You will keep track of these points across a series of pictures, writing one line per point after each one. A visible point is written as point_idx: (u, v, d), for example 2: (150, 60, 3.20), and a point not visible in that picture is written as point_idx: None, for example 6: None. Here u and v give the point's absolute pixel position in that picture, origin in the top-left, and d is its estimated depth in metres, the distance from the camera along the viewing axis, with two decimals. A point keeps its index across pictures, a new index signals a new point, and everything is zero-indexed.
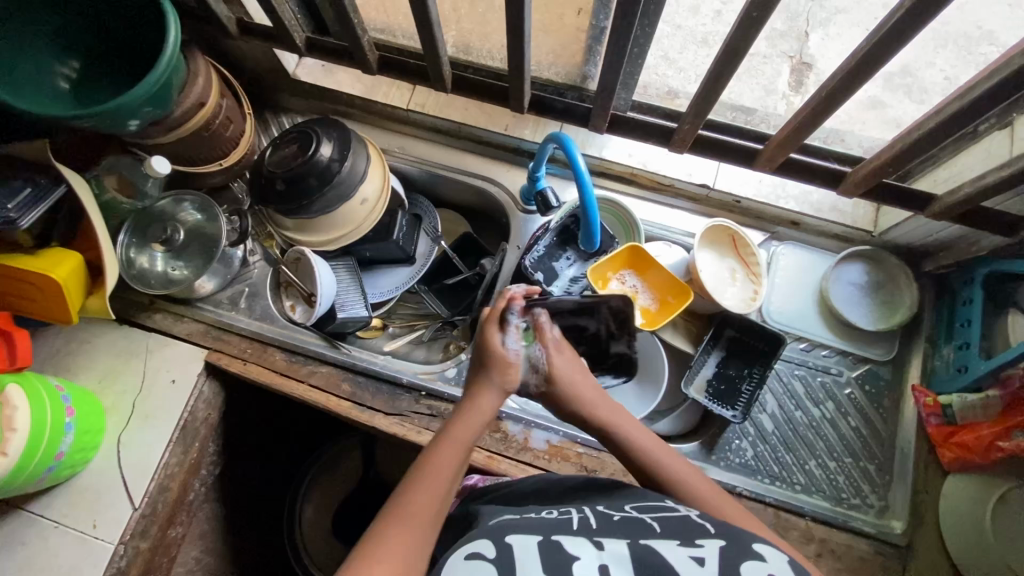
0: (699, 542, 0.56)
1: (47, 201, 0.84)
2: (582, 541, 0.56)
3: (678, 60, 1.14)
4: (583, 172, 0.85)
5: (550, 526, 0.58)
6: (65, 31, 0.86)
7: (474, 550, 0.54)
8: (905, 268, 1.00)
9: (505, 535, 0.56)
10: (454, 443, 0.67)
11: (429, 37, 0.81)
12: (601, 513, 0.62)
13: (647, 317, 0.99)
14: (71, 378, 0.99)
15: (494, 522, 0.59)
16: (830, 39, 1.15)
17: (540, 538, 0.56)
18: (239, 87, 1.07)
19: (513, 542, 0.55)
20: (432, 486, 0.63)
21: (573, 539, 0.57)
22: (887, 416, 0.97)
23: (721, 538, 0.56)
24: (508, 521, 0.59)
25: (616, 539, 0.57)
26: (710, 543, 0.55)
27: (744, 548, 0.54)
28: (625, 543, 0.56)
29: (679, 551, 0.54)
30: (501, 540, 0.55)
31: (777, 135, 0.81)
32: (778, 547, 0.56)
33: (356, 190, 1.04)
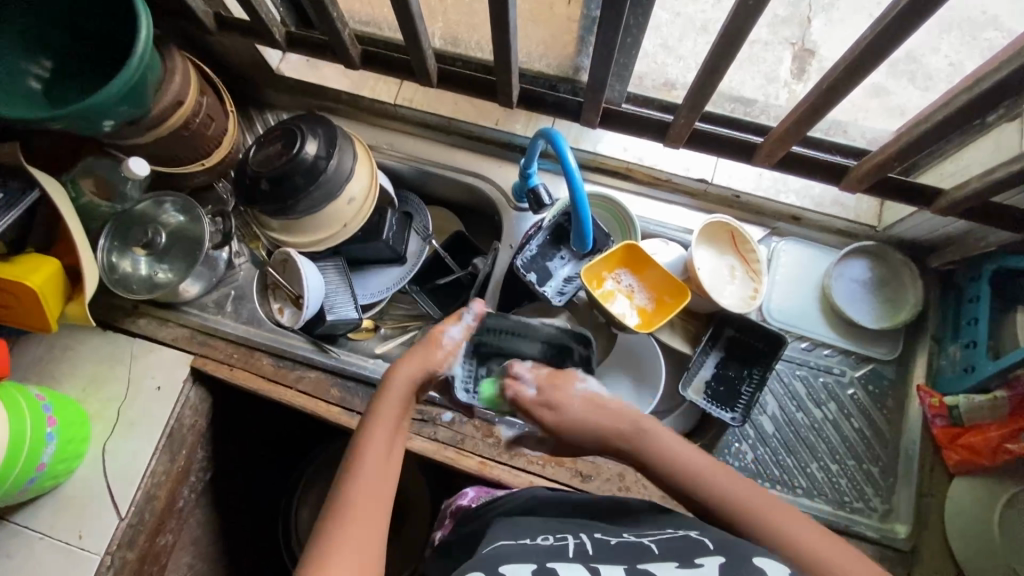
0: (698, 561, 0.52)
1: (20, 208, 0.81)
2: (579, 569, 0.53)
3: (677, 48, 1.10)
4: (574, 170, 0.82)
5: (545, 554, 0.55)
6: (34, 28, 0.82)
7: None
8: (910, 263, 0.97)
9: (499, 564, 0.52)
10: (386, 429, 0.66)
11: (412, 30, 0.77)
12: (598, 541, 0.59)
13: (644, 318, 0.96)
14: (54, 386, 0.97)
15: (487, 552, 0.56)
16: (833, 24, 1.09)
17: (535, 566, 0.53)
18: (221, 84, 1.03)
19: (507, 571, 0.51)
20: (372, 477, 0.61)
21: (569, 567, 0.53)
22: (892, 417, 0.94)
23: (720, 554, 0.53)
24: (501, 550, 0.56)
25: (614, 566, 0.54)
26: (710, 560, 0.52)
27: (744, 563, 0.51)
28: (624, 569, 0.53)
29: (678, 573, 0.51)
30: (495, 570, 0.52)
31: (777, 128, 0.78)
32: (779, 559, 0.54)
33: (342, 189, 1.01)
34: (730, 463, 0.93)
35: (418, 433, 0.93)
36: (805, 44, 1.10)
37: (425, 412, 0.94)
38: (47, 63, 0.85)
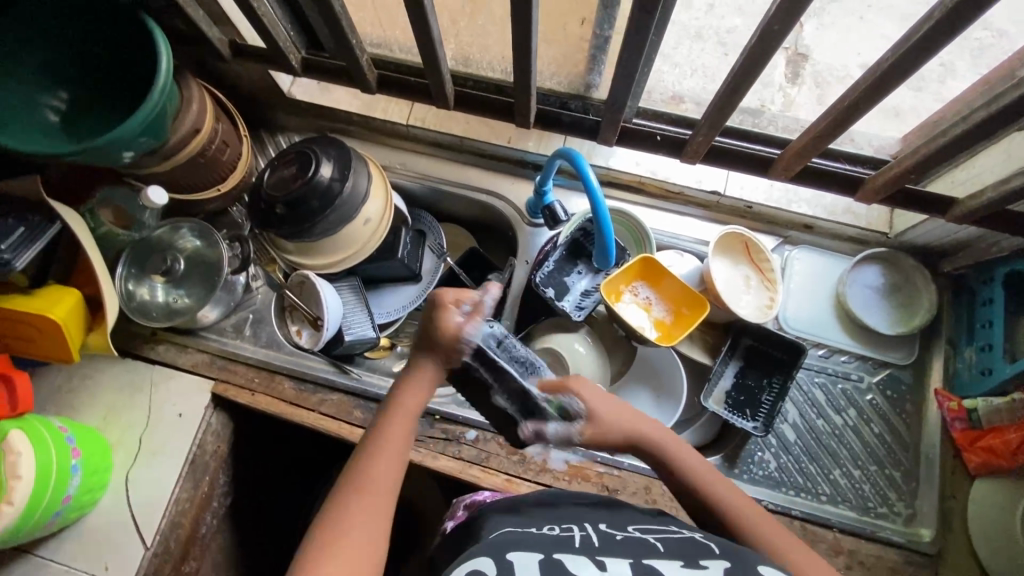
0: (704, 563, 0.55)
1: (41, 241, 0.81)
2: (585, 561, 0.54)
3: (672, 55, 1.11)
4: (596, 188, 0.83)
5: (552, 544, 0.56)
6: (52, 61, 0.83)
7: (474, 567, 0.51)
8: (922, 268, 0.98)
9: (507, 551, 0.53)
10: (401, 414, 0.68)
11: (432, 55, 0.78)
12: (603, 532, 0.61)
13: (663, 330, 0.97)
14: (74, 416, 0.96)
15: (495, 537, 0.57)
16: (825, 28, 1.13)
17: (542, 556, 0.54)
18: (234, 110, 1.04)
19: (515, 559, 0.52)
20: (385, 464, 0.64)
21: (576, 559, 0.54)
22: (910, 421, 0.95)
23: (725, 559, 0.56)
24: (506, 536, 0.57)
25: (619, 559, 0.56)
26: (715, 565, 0.55)
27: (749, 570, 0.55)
28: (628, 563, 0.55)
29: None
30: (503, 557, 0.53)
31: (794, 143, 0.80)
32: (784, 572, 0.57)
33: (359, 210, 1.01)
34: (754, 472, 0.93)
35: (443, 452, 0.93)
36: (798, 49, 1.12)
37: (450, 431, 0.94)
38: (64, 95, 0.85)
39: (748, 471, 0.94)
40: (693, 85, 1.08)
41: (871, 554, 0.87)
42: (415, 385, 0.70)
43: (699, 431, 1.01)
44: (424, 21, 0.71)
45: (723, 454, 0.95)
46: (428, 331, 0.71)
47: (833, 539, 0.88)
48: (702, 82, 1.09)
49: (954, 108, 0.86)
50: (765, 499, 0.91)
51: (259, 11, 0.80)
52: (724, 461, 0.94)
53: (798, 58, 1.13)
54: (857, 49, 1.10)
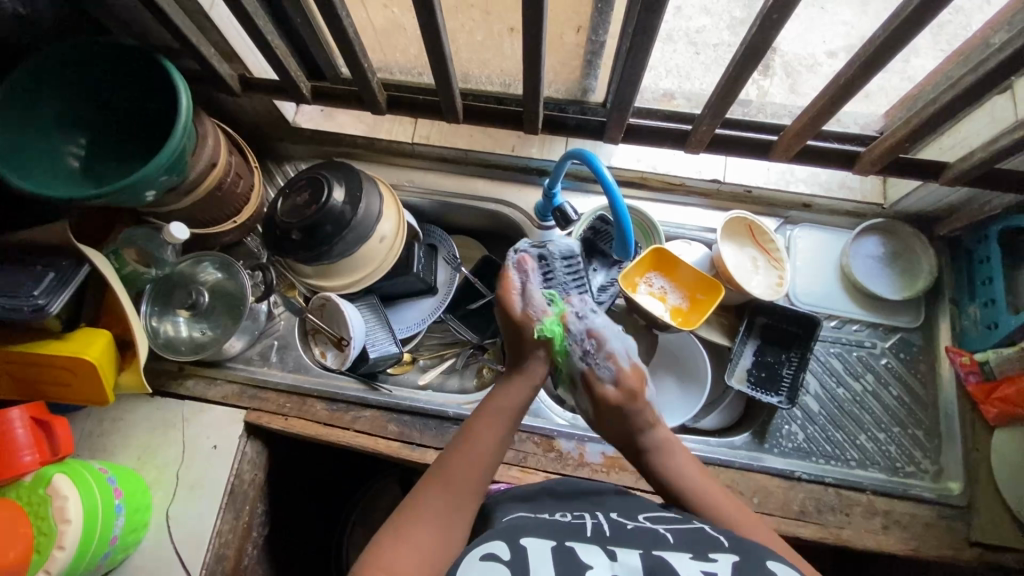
0: (712, 557, 0.56)
1: (72, 284, 0.82)
2: (595, 549, 0.57)
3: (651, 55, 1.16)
4: (613, 184, 0.86)
5: (563, 532, 0.60)
6: (69, 109, 0.85)
7: (488, 550, 0.56)
8: (919, 234, 1.03)
9: (519, 537, 0.57)
10: (495, 421, 0.71)
11: (443, 72, 0.82)
12: (615, 523, 0.64)
13: (681, 317, 0.99)
14: (109, 459, 0.97)
15: (508, 524, 0.61)
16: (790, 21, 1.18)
17: (554, 543, 0.57)
18: (244, 143, 1.07)
19: (527, 544, 0.56)
20: (468, 466, 0.66)
21: (586, 547, 0.58)
22: (925, 380, 0.99)
23: (734, 552, 0.57)
24: (522, 522, 0.62)
25: (628, 548, 0.58)
26: (724, 558, 0.56)
27: (757, 565, 0.55)
28: (638, 553, 0.57)
29: (691, 565, 0.55)
30: (517, 542, 0.57)
31: (792, 125, 0.84)
32: (791, 564, 0.57)
33: (374, 229, 1.03)
34: (783, 445, 0.96)
35: None
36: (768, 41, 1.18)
37: None
38: (83, 141, 0.87)
39: (777, 444, 0.96)
40: (667, 81, 1.14)
41: (905, 513, 0.90)
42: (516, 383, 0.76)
43: (725, 412, 1.05)
44: (437, 40, 0.75)
45: (752, 432, 0.98)
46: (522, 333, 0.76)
47: (867, 502, 0.91)
48: (678, 81, 1.15)
49: (934, 80, 0.92)
50: (797, 470, 0.93)
51: (271, 43, 0.83)
52: (754, 438, 0.97)
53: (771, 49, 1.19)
54: (822, 36, 1.16)
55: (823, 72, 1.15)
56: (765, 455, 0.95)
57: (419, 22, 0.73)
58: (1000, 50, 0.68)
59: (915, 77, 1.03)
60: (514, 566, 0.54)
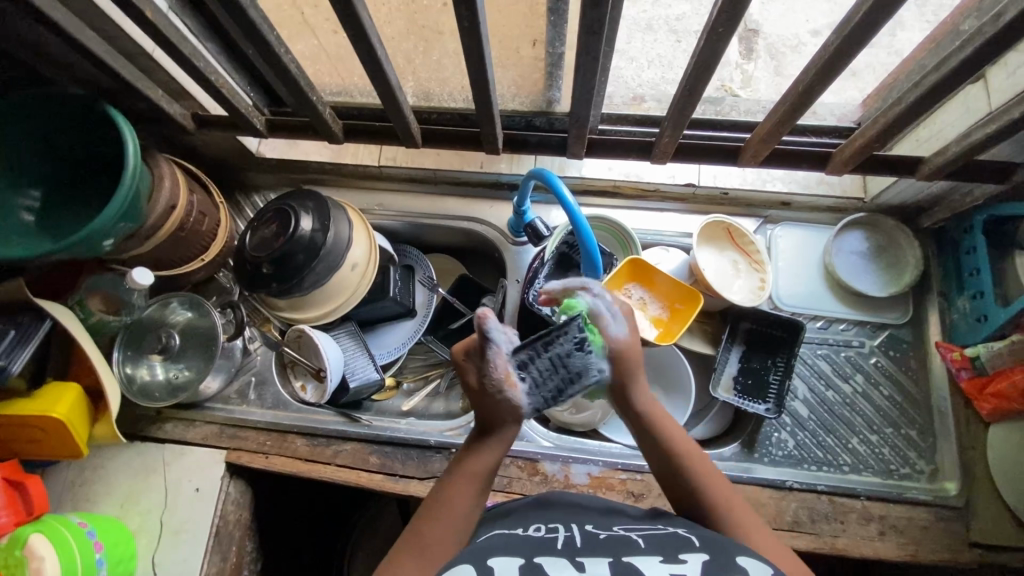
0: (683, 557, 0.55)
1: (34, 341, 0.81)
2: (564, 563, 0.56)
3: (627, 50, 1.12)
4: (573, 204, 0.84)
5: (534, 548, 0.58)
6: (20, 163, 0.83)
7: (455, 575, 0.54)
8: (902, 227, 1.00)
9: (487, 557, 0.56)
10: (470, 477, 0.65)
11: (393, 100, 0.79)
12: (588, 533, 0.62)
13: (662, 328, 0.97)
14: (92, 508, 0.95)
15: (476, 544, 0.59)
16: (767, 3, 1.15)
17: (522, 561, 0.56)
18: (207, 178, 1.05)
19: (495, 564, 0.55)
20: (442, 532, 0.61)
21: (555, 561, 0.56)
22: (917, 377, 0.96)
23: (705, 551, 0.56)
24: (493, 541, 0.60)
25: (597, 558, 0.56)
26: (694, 558, 0.55)
27: (728, 563, 0.54)
28: (606, 562, 0.56)
29: (661, 569, 0.54)
30: (484, 563, 0.55)
31: (759, 128, 0.81)
32: (761, 557, 0.56)
33: (345, 257, 1.00)
34: (774, 454, 0.94)
35: None
36: (747, 25, 1.14)
37: None
38: (36, 193, 0.85)
39: (768, 453, 0.94)
40: (649, 74, 1.10)
41: (902, 517, 0.88)
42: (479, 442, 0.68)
43: (713, 422, 1.03)
44: (380, 70, 0.73)
45: (741, 441, 0.95)
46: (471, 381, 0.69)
47: (862, 508, 0.88)
48: (661, 72, 1.10)
49: (907, 69, 0.89)
50: (790, 479, 0.91)
51: (217, 83, 0.81)
52: (743, 448, 0.95)
53: (749, 34, 1.14)
54: (804, 16, 1.13)
55: (808, 51, 1.12)
56: (756, 465, 0.93)
57: (359, 55, 0.70)
58: (965, 45, 0.64)
59: (902, 51, 0.99)
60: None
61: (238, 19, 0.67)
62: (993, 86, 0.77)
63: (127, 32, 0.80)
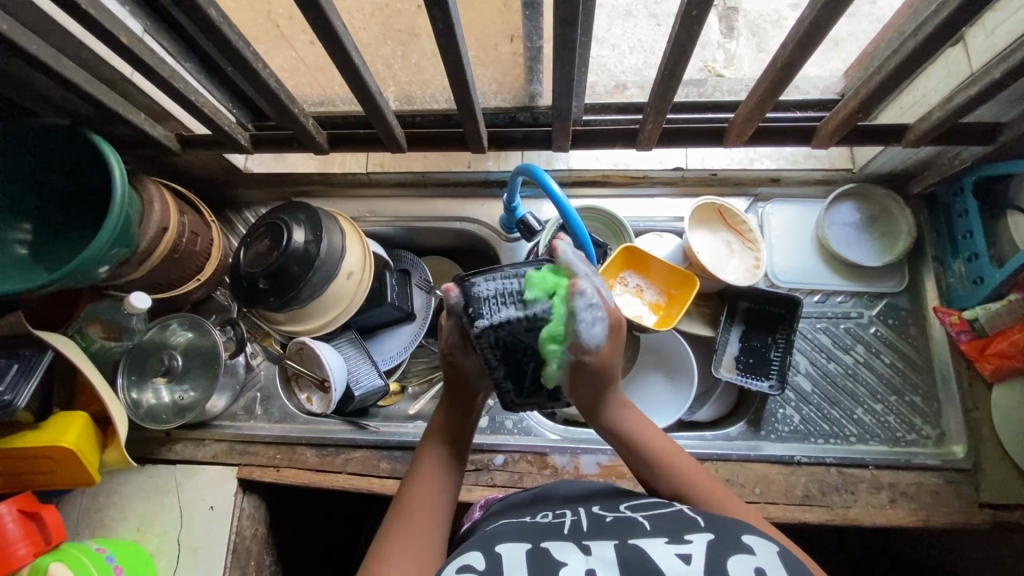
0: (688, 538, 0.55)
1: (37, 373, 0.81)
2: (570, 546, 0.57)
3: (607, 37, 1.12)
4: (561, 197, 0.84)
5: (540, 533, 0.60)
6: (7, 198, 0.83)
7: (464, 561, 0.55)
8: (893, 195, 1.00)
9: (494, 546, 0.57)
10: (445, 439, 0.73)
11: (374, 106, 0.79)
12: (594, 514, 0.63)
13: (660, 315, 0.97)
14: (108, 533, 0.96)
15: (484, 534, 0.61)
16: None
17: (529, 546, 0.57)
18: (197, 198, 1.05)
19: (503, 551, 0.56)
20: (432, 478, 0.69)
21: (561, 545, 0.57)
22: (918, 343, 0.97)
23: (711, 532, 0.56)
24: (501, 529, 0.62)
25: (604, 542, 0.57)
26: (699, 538, 0.55)
27: (734, 542, 0.54)
28: (612, 545, 0.56)
29: (666, 549, 0.54)
30: (491, 550, 0.57)
31: (742, 108, 0.81)
32: (768, 536, 0.56)
33: (340, 265, 1.00)
34: (780, 430, 0.95)
35: (476, 483, 0.93)
36: (727, 3, 1.13)
37: (478, 460, 0.94)
38: (27, 226, 0.85)
39: (774, 430, 0.95)
40: (631, 59, 1.09)
41: (911, 483, 0.88)
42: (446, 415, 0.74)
43: (718, 404, 1.03)
44: (359, 76, 0.72)
45: (747, 420, 0.96)
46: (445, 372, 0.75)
47: (871, 477, 0.89)
48: (643, 57, 1.09)
49: (887, 36, 0.88)
50: (797, 454, 0.91)
51: (199, 103, 0.81)
52: (750, 426, 0.96)
53: (729, 12, 1.14)
54: None
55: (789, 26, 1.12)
56: (763, 443, 0.93)
57: (336, 64, 0.71)
58: (940, 11, 0.64)
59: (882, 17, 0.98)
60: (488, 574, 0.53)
61: (213, 38, 0.67)
62: (973, 48, 0.77)
63: (105, 59, 0.80)
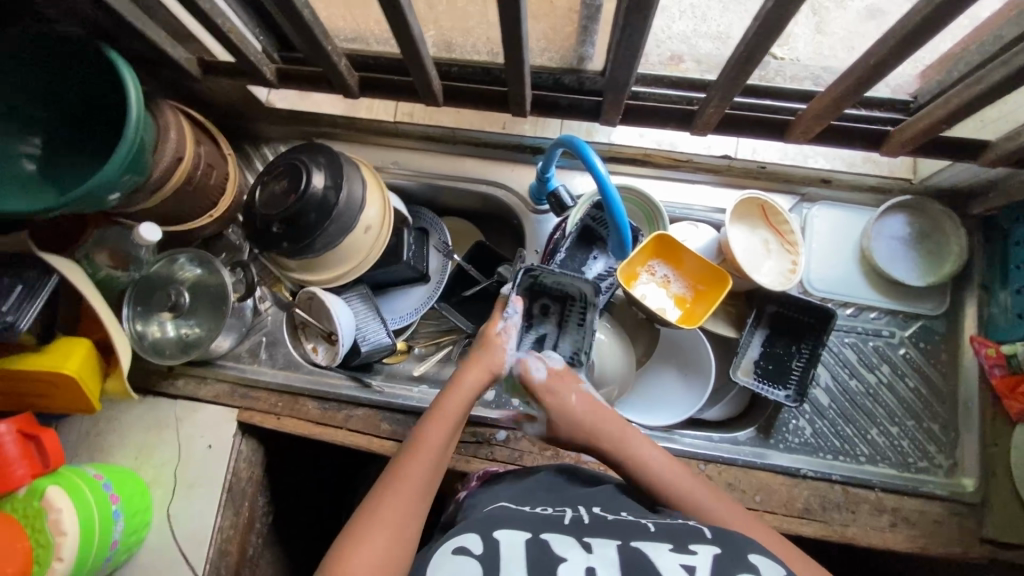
0: (693, 548, 0.54)
1: (41, 295, 0.79)
2: (571, 541, 0.56)
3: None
4: (604, 175, 0.78)
5: (540, 523, 0.58)
6: (16, 108, 0.79)
7: (460, 544, 0.55)
8: (950, 212, 0.94)
9: (493, 530, 0.56)
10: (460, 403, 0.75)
11: (414, 50, 0.73)
12: (595, 512, 0.62)
13: (684, 310, 0.94)
14: (107, 459, 0.96)
15: (481, 516, 0.59)
16: None
17: (529, 536, 0.56)
18: (216, 129, 0.99)
19: (501, 537, 0.55)
20: (431, 445, 0.70)
21: (561, 539, 0.56)
22: (945, 370, 0.93)
23: (716, 544, 0.55)
24: (497, 513, 0.60)
25: (606, 540, 0.56)
26: (705, 550, 0.54)
27: (738, 560, 0.53)
28: (615, 545, 0.55)
29: (669, 558, 0.53)
30: (490, 535, 0.55)
31: (811, 106, 0.75)
32: (775, 558, 0.55)
33: (358, 218, 0.96)
34: (790, 441, 0.93)
35: (476, 454, 0.92)
36: None
37: (480, 433, 0.93)
38: (37, 140, 0.81)
39: (784, 440, 0.93)
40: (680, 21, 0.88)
41: (914, 510, 0.87)
42: (464, 377, 0.78)
43: (729, 405, 1.01)
44: (402, 17, 0.66)
45: (758, 427, 0.94)
46: (478, 356, 0.80)
47: (875, 499, 0.88)
48: (693, 24, 0.86)
49: None
50: (804, 467, 0.90)
51: (224, 28, 0.75)
52: (760, 434, 0.93)
53: None
54: None
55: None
56: (770, 452, 0.92)
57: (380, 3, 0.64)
58: None
59: None
60: (485, 562, 0.52)
61: None
62: None
63: None
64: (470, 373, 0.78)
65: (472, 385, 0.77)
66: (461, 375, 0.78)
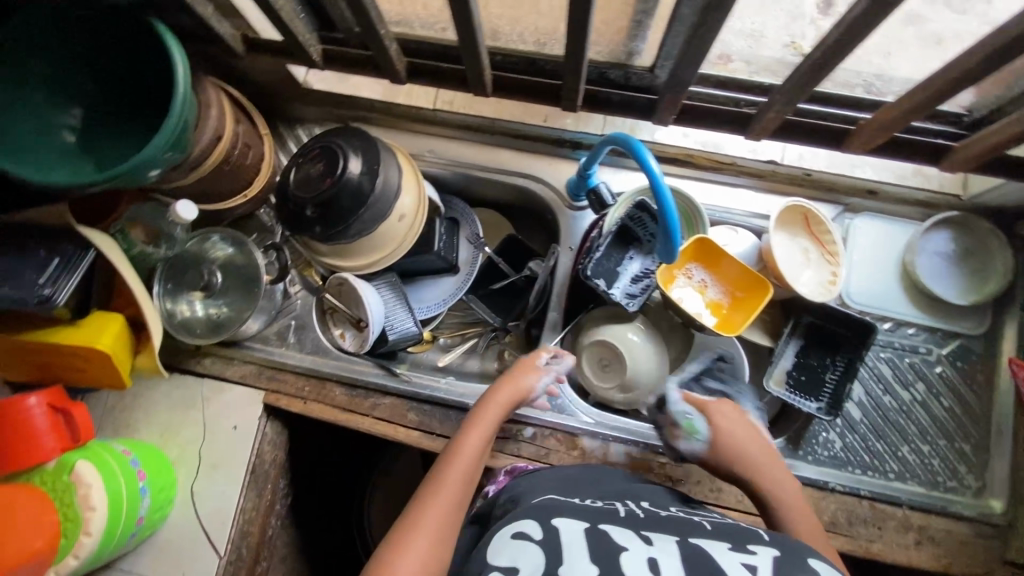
0: (752, 548, 0.54)
1: (78, 270, 0.78)
2: (630, 533, 0.55)
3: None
4: (658, 174, 0.75)
5: (596, 515, 0.58)
6: (57, 78, 0.78)
7: (520, 529, 0.55)
8: (997, 231, 0.92)
9: (550, 517, 0.56)
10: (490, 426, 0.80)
11: (469, 36, 0.71)
12: (649, 510, 0.62)
13: (721, 317, 0.92)
14: (133, 434, 0.96)
15: (537, 504, 0.60)
16: None
17: (586, 525, 0.55)
18: (252, 107, 0.97)
19: (560, 525, 0.55)
20: (464, 457, 0.75)
21: (620, 530, 0.55)
22: (980, 391, 0.92)
23: (775, 547, 0.54)
24: (554, 502, 0.60)
25: (664, 535, 0.56)
26: (765, 551, 0.53)
27: (799, 563, 0.52)
28: (674, 540, 0.55)
29: (730, 556, 0.52)
30: (548, 522, 0.56)
31: (880, 114, 0.75)
32: (835, 564, 0.54)
33: (394, 205, 0.94)
34: (819, 453, 0.92)
35: (502, 450, 0.92)
36: None
37: (507, 429, 0.93)
38: (77, 111, 0.80)
39: (813, 452, 0.92)
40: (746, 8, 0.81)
41: (941, 529, 0.86)
42: (494, 398, 0.84)
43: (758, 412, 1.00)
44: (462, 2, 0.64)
45: (787, 437, 0.93)
46: (508, 380, 0.87)
47: (902, 516, 0.87)
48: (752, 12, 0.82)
49: None
50: (832, 481, 0.89)
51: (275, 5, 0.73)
52: (789, 444, 0.93)
53: None
54: None
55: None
56: (799, 463, 0.91)
57: None
58: None
59: None
60: (543, 545, 0.53)
61: None
62: None
63: None
64: (501, 394, 0.85)
65: (500, 408, 0.83)
66: (492, 397, 0.84)
